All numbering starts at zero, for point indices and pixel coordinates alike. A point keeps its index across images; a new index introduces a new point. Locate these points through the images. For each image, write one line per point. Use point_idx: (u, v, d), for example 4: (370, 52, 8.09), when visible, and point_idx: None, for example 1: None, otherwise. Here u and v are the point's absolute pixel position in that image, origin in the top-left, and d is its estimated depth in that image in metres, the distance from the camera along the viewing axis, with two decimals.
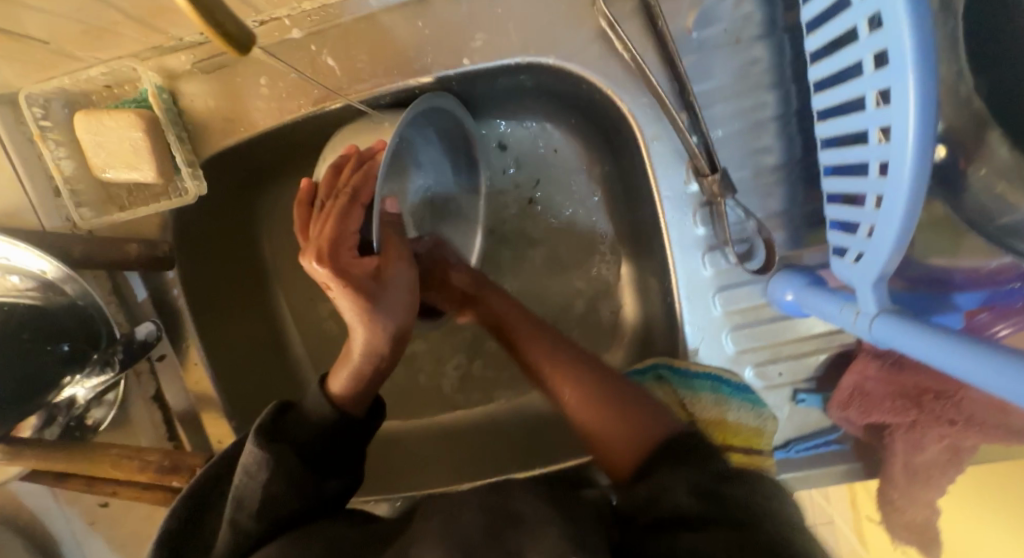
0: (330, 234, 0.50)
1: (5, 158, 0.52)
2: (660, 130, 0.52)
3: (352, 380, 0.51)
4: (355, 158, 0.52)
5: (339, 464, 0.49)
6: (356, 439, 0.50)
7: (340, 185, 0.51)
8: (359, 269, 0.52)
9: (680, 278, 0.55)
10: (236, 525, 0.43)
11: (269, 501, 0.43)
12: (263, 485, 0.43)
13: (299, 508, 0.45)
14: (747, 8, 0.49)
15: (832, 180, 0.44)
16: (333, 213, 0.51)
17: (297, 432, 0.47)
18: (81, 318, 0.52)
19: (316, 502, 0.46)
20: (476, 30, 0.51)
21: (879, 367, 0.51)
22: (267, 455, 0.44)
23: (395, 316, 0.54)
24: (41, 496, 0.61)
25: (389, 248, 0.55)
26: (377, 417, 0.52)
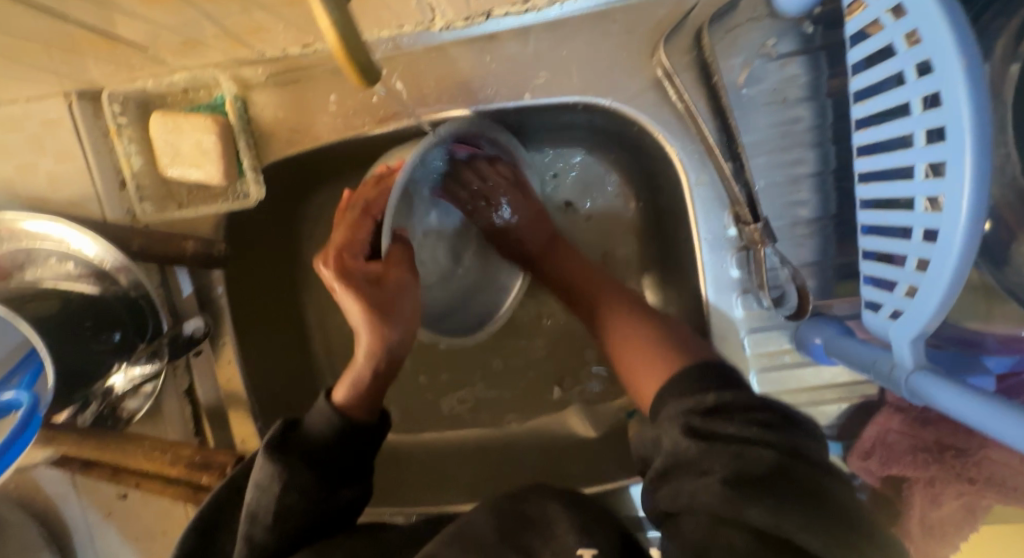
0: (338, 241, 0.56)
1: (80, 149, 0.55)
2: (705, 176, 0.55)
3: (353, 384, 0.57)
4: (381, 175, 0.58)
5: (347, 472, 0.55)
6: (360, 444, 0.56)
7: (356, 199, 0.58)
8: (362, 274, 0.56)
9: (713, 318, 0.57)
10: (252, 537, 0.51)
11: (278, 510, 0.51)
12: (276, 495, 0.51)
13: (309, 516, 0.52)
14: (794, 70, 0.52)
15: (870, 239, 0.47)
16: (346, 221, 0.57)
17: (304, 444, 0.54)
18: (131, 307, 0.53)
19: (327, 509, 0.54)
20: (539, 68, 0.55)
21: (901, 422, 0.53)
22: (275, 469, 0.52)
23: (397, 325, 0.59)
24: (59, 483, 0.60)
25: (395, 256, 0.58)
26: (383, 425, 0.58)
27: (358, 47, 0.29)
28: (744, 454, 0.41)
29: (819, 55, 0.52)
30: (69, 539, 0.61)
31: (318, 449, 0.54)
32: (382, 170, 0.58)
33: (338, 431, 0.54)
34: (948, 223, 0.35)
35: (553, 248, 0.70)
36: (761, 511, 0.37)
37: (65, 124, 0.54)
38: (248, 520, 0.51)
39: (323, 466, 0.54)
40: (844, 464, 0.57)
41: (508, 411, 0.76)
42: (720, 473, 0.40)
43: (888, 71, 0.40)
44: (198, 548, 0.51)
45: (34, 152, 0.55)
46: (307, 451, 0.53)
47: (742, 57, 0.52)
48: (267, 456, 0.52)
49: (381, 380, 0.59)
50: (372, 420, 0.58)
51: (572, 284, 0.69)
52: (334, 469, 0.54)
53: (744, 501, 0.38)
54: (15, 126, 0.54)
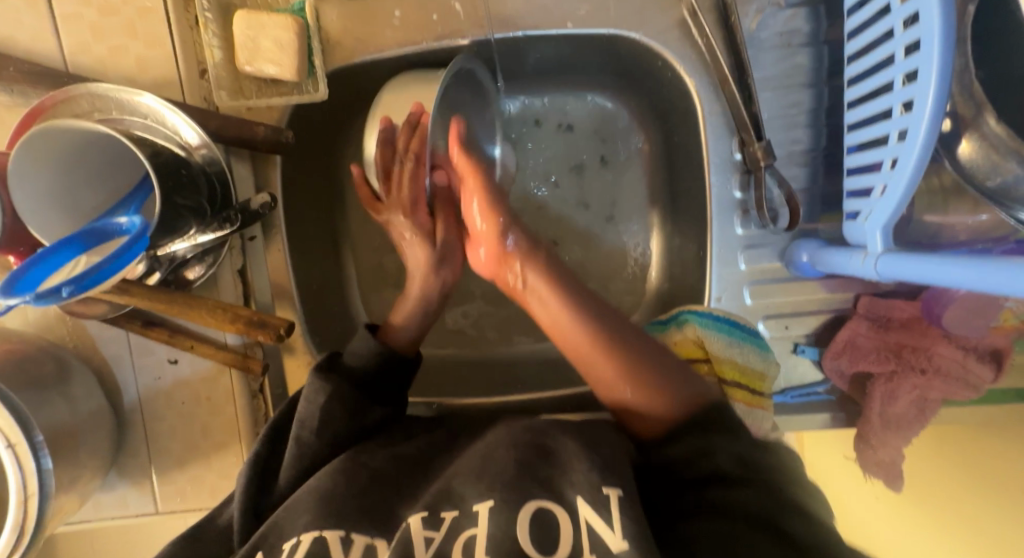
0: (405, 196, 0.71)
1: (168, 37, 0.61)
2: (718, 107, 0.63)
3: (414, 308, 0.70)
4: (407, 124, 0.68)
5: (389, 393, 0.62)
6: (403, 367, 0.63)
7: (402, 152, 0.69)
8: (423, 215, 0.73)
9: (716, 235, 0.66)
10: (301, 439, 0.57)
11: (325, 419, 0.57)
12: (323, 406, 0.58)
13: (350, 427, 0.59)
14: (798, 19, 0.61)
15: (853, 158, 0.56)
16: (405, 174, 0.70)
17: (350, 367, 0.61)
18: (207, 181, 0.59)
19: (363, 426, 0.60)
20: (581, 2, 0.63)
21: (868, 326, 0.62)
22: (323, 383, 0.58)
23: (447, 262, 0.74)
24: (118, 346, 0.66)
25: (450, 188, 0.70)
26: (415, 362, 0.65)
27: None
28: (737, 441, 0.50)
29: (820, 8, 0.61)
30: (123, 396, 0.67)
31: (360, 370, 0.61)
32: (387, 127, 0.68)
33: (378, 361, 0.61)
34: (917, 118, 0.44)
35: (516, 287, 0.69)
36: (759, 487, 0.46)
37: (157, 14, 0.61)
38: (298, 426, 0.58)
39: (366, 387, 0.61)
40: (817, 369, 0.66)
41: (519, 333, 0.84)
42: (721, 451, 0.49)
43: (880, 6, 0.50)
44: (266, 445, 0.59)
45: (126, 36, 0.61)
46: (352, 375, 0.60)
47: (757, 4, 0.61)
48: (317, 372, 0.59)
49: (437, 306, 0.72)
50: (411, 353, 0.66)
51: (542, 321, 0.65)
52: (373, 386, 0.61)
53: (742, 489, 0.46)
54: (112, 11, 0.60)
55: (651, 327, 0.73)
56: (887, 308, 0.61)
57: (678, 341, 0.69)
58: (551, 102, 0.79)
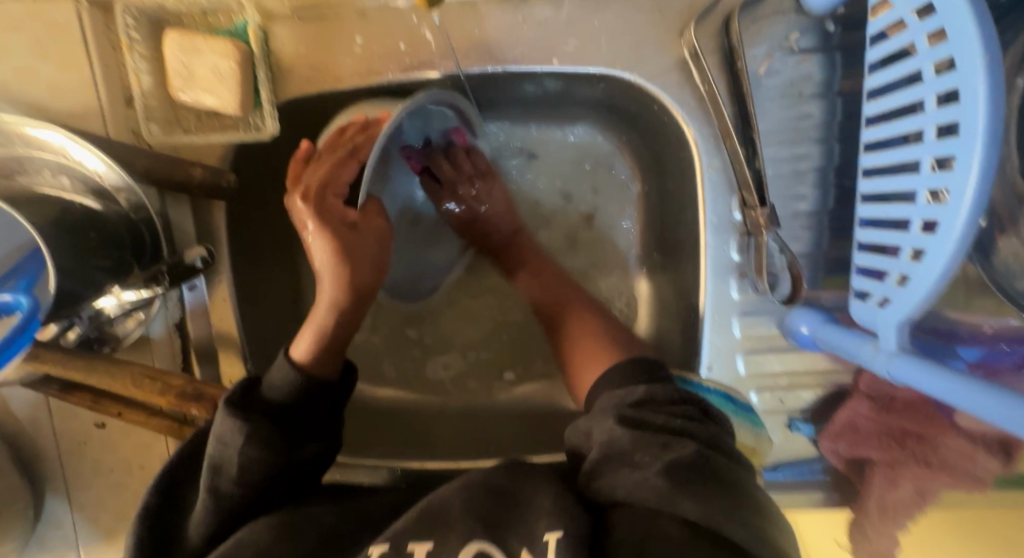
0: (321, 177, 0.56)
1: (87, 60, 0.52)
2: (718, 161, 0.57)
3: (313, 337, 0.55)
4: (360, 122, 0.57)
5: (314, 426, 0.52)
6: (329, 401, 0.54)
7: (344, 138, 0.56)
8: (340, 217, 0.58)
9: (710, 299, 0.60)
10: (218, 491, 0.47)
11: (247, 467, 0.47)
12: (240, 451, 0.47)
13: (276, 469, 0.48)
14: (810, 68, 0.55)
15: (867, 231, 0.50)
16: (331, 161, 0.56)
17: (266, 402, 0.50)
18: (131, 228, 0.52)
19: (293, 465, 0.50)
20: (569, 36, 0.55)
21: (870, 408, 0.57)
22: (241, 422, 0.48)
23: (359, 271, 0.59)
24: (35, 407, 0.58)
25: (370, 204, 0.61)
26: (348, 378, 0.56)
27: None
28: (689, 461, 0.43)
29: (835, 55, 0.54)
30: (42, 464, 0.59)
31: (279, 406, 0.50)
32: (359, 119, 0.57)
33: (301, 392, 0.51)
34: (950, 215, 0.38)
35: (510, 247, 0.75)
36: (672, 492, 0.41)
37: (72, 32, 0.52)
38: (212, 472, 0.47)
39: (283, 420, 0.50)
40: (813, 447, 0.61)
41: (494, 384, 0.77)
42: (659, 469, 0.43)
43: (908, 69, 0.43)
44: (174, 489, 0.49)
45: (36, 56, 0.52)
46: (270, 408, 0.50)
47: (766, 48, 0.54)
48: (230, 410, 0.48)
49: (343, 335, 0.57)
50: (336, 376, 0.55)
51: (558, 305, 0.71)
52: (297, 423, 0.51)
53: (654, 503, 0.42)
54: (17, 26, 0.51)
55: None
56: (891, 387, 0.56)
57: None
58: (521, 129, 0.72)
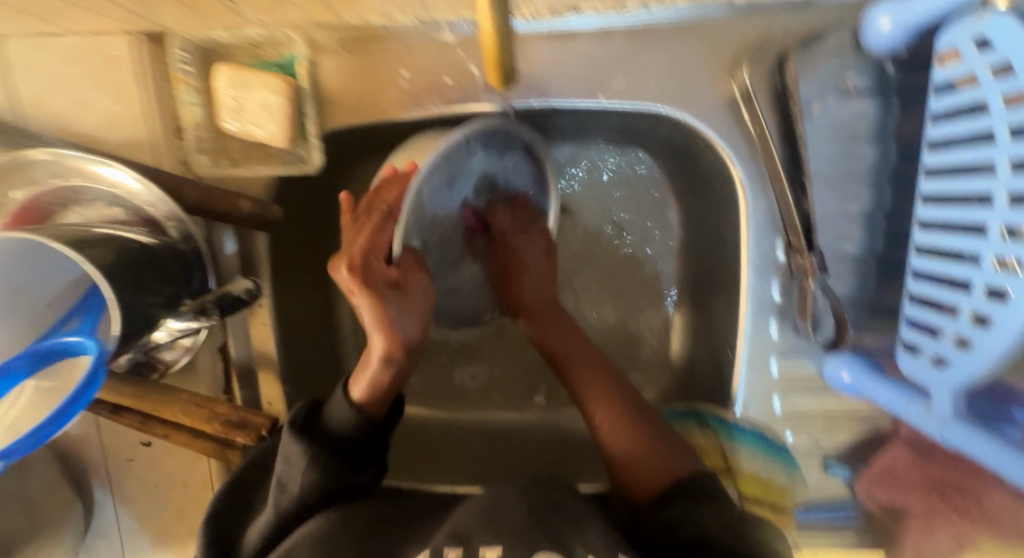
0: (362, 245, 0.53)
1: (140, 92, 0.53)
2: (764, 201, 0.56)
3: (368, 380, 0.52)
4: (393, 179, 0.56)
5: (370, 456, 0.52)
6: (378, 440, 0.53)
7: (380, 202, 0.55)
8: (382, 278, 0.53)
9: (748, 339, 0.59)
10: (280, 505, 0.48)
11: (306, 487, 0.48)
12: (302, 472, 0.48)
13: (333, 491, 0.49)
14: (862, 109, 0.53)
15: (919, 284, 0.49)
16: (369, 227, 0.54)
17: (329, 430, 0.50)
18: (180, 259, 0.54)
19: (349, 487, 0.50)
20: (616, 72, 0.54)
21: (910, 454, 0.56)
22: (303, 446, 0.49)
23: (408, 325, 0.55)
24: (85, 425, 0.60)
25: (406, 258, 0.55)
26: (395, 417, 0.54)
27: (504, 53, 0.50)
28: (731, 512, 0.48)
29: (892, 97, 0.53)
30: (91, 477, 0.61)
31: (345, 437, 0.50)
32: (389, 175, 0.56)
33: (361, 431, 0.51)
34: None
35: (547, 315, 0.68)
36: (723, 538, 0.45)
37: (125, 64, 0.52)
38: (278, 488, 0.48)
39: (343, 453, 0.50)
40: (847, 489, 0.61)
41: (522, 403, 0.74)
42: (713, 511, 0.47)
43: (979, 127, 0.42)
44: (231, 510, 0.51)
45: (90, 88, 0.53)
46: (331, 439, 0.50)
47: (821, 88, 0.53)
48: (291, 432, 0.49)
49: (396, 381, 0.54)
50: (382, 414, 0.52)
51: (558, 355, 0.66)
52: (357, 453, 0.51)
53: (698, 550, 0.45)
54: (72, 57, 0.52)
55: (669, 415, 0.67)
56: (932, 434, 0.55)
57: (703, 447, 0.64)
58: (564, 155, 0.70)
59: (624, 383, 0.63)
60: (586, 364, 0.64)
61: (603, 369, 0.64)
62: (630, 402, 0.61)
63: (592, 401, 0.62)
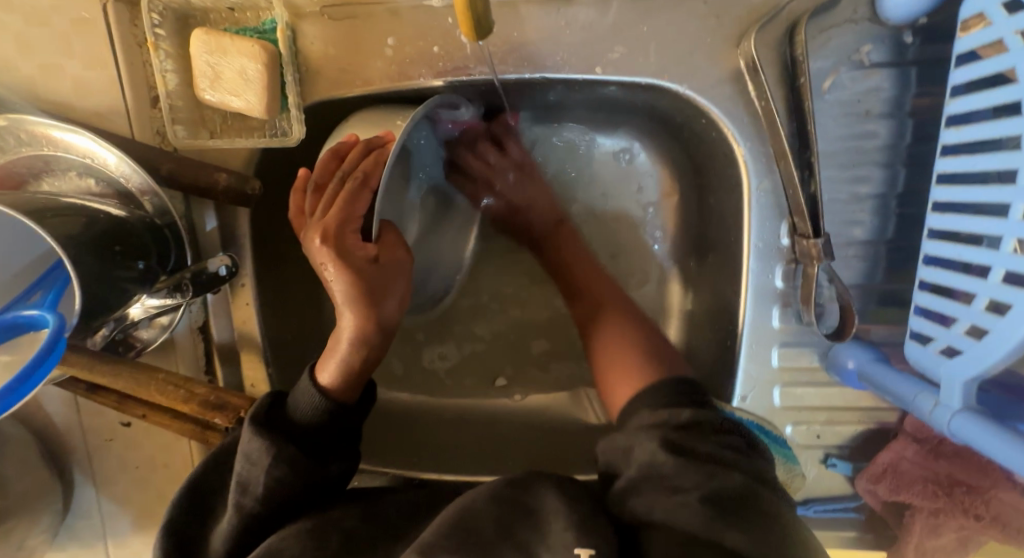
0: (337, 215, 0.50)
1: (111, 57, 0.50)
2: (769, 183, 0.52)
3: (340, 356, 0.52)
4: (359, 146, 0.51)
5: (340, 446, 0.52)
6: (348, 427, 0.52)
7: (348, 169, 0.50)
8: (361, 255, 0.51)
9: (748, 328, 0.56)
10: (243, 507, 0.48)
11: (271, 487, 0.47)
12: (268, 470, 0.47)
13: (300, 490, 0.48)
14: (877, 83, 0.50)
15: (931, 270, 0.46)
16: (342, 195, 0.50)
17: (297, 422, 0.50)
18: (154, 233, 0.51)
19: (320, 482, 0.50)
20: (615, 42, 0.51)
21: (916, 451, 0.54)
22: (267, 442, 0.48)
23: (382, 307, 0.54)
24: (64, 405, 0.59)
25: (386, 236, 0.55)
26: (367, 404, 0.54)
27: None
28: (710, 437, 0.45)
29: (909, 71, 0.49)
30: (70, 458, 0.60)
31: (313, 427, 0.50)
32: (360, 140, 0.51)
33: (327, 415, 0.50)
34: None
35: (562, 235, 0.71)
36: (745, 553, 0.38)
37: (97, 27, 0.50)
38: (240, 488, 0.48)
39: (309, 444, 0.50)
40: (848, 484, 0.58)
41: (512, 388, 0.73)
42: (656, 438, 0.45)
43: (1003, 98, 0.39)
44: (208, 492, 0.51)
45: (60, 53, 0.50)
46: (296, 429, 0.49)
47: (833, 61, 0.49)
48: (254, 427, 0.48)
49: (367, 364, 0.54)
50: (355, 398, 0.53)
51: (581, 277, 0.70)
52: (327, 445, 0.51)
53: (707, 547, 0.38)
54: (41, 20, 0.49)
55: None
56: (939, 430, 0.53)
57: None
58: (562, 132, 0.68)
59: (647, 325, 0.68)
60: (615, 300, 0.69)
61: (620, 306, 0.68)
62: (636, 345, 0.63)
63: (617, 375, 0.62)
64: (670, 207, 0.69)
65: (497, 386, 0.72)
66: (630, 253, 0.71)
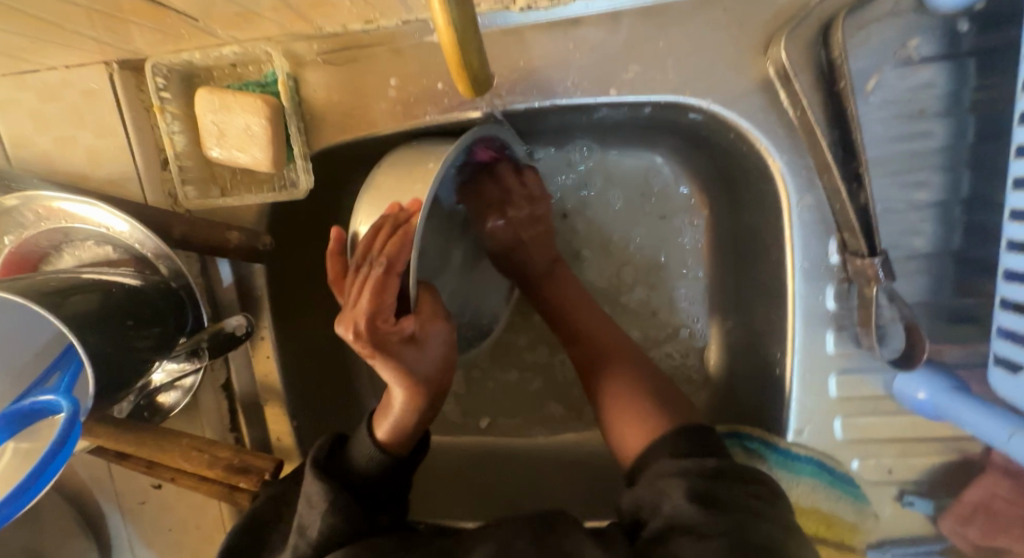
0: (364, 308, 0.42)
1: (120, 125, 0.51)
2: (812, 197, 0.48)
3: (395, 423, 0.48)
4: (392, 220, 0.45)
5: (395, 496, 0.50)
6: (405, 476, 0.50)
7: (373, 253, 0.43)
8: (397, 336, 0.45)
9: (799, 354, 0.51)
10: (298, 550, 0.45)
11: (325, 531, 0.44)
12: (323, 516, 0.44)
13: (353, 534, 0.45)
14: (930, 79, 0.45)
15: (1012, 287, 0.42)
16: (368, 284, 0.42)
17: (353, 469, 0.48)
18: (171, 298, 0.51)
19: (371, 532, 0.47)
20: (629, 62, 0.48)
21: (1008, 487, 0.48)
22: (326, 488, 0.45)
23: (430, 371, 0.49)
24: (97, 469, 0.59)
25: (423, 306, 0.48)
26: (421, 453, 0.52)
27: (470, 49, 0.28)
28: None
29: (967, 63, 0.44)
30: (102, 523, 0.60)
31: (368, 478, 0.48)
32: (389, 214, 0.45)
33: (386, 469, 0.48)
34: None
35: (577, 303, 0.62)
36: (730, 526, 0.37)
37: (103, 96, 0.50)
38: (298, 530, 0.45)
39: (366, 493, 0.48)
40: (931, 526, 0.51)
41: (534, 423, 0.69)
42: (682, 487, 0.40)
43: None
44: (243, 544, 0.48)
45: (72, 125, 0.51)
46: (354, 476, 0.48)
47: (878, 59, 0.44)
48: (316, 472, 0.47)
49: (421, 422, 0.50)
50: (409, 450, 0.50)
51: (605, 345, 0.58)
52: (378, 493, 0.49)
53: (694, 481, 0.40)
54: (53, 95, 0.50)
55: None
56: None
57: None
58: (584, 154, 0.64)
59: (653, 373, 0.55)
60: (622, 354, 0.57)
61: (625, 352, 0.57)
62: (641, 374, 0.55)
63: (616, 399, 0.53)
64: (700, 236, 0.65)
65: (480, 428, 0.69)
66: (666, 274, 0.66)
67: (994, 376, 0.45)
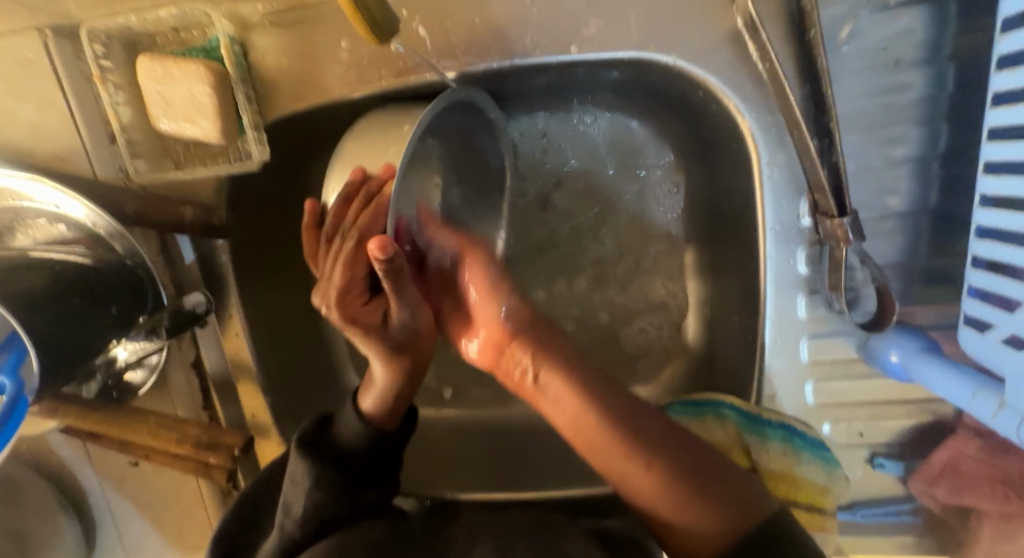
0: (337, 283, 0.43)
1: (61, 96, 0.48)
2: (782, 156, 0.46)
3: (381, 395, 0.48)
4: (362, 188, 0.43)
5: (381, 473, 0.49)
6: (394, 451, 0.49)
7: (345, 225, 0.43)
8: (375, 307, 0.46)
9: (770, 318, 0.49)
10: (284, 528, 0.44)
11: (311, 509, 0.44)
12: (308, 493, 0.45)
13: (340, 512, 0.45)
14: (908, 26, 0.42)
15: (984, 245, 0.40)
16: (339, 258, 0.42)
17: (341, 445, 0.47)
18: (128, 277, 0.50)
19: (359, 510, 0.47)
20: (591, 15, 0.45)
21: (979, 447, 0.48)
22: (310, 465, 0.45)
23: (412, 342, 0.49)
24: (73, 449, 0.59)
25: None
26: (410, 426, 0.50)
27: None
28: None
29: (949, 5, 0.41)
30: (83, 500, 0.60)
31: (355, 455, 0.47)
32: (359, 181, 0.43)
33: (372, 445, 0.47)
34: None
35: None
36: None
37: (41, 66, 0.47)
38: (283, 510, 0.45)
39: (354, 471, 0.47)
40: (900, 485, 0.52)
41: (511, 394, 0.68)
42: None
43: None
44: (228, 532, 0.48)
45: (12, 97, 0.49)
46: (340, 453, 0.47)
47: (852, 5, 0.42)
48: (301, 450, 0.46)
49: (409, 392, 0.50)
50: (400, 423, 0.50)
51: None
52: (368, 469, 0.48)
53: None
54: None
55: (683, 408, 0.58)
56: None
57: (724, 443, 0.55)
58: (557, 116, 0.62)
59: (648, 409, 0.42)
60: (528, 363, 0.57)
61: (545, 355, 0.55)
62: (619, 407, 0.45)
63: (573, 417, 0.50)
64: (679, 202, 0.63)
65: (444, 399, 0.70)
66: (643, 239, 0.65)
67: (965, 338, 0.44)
